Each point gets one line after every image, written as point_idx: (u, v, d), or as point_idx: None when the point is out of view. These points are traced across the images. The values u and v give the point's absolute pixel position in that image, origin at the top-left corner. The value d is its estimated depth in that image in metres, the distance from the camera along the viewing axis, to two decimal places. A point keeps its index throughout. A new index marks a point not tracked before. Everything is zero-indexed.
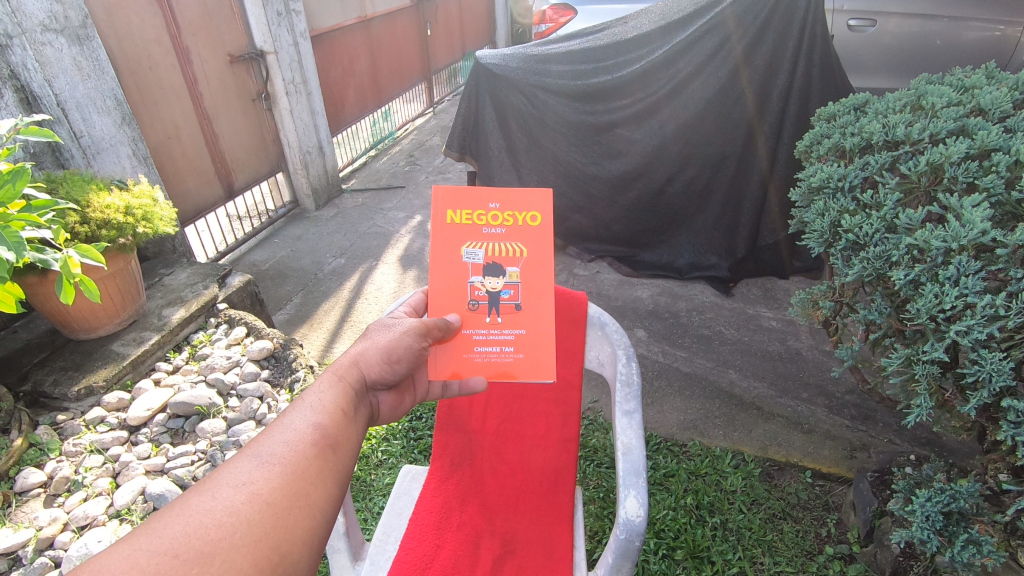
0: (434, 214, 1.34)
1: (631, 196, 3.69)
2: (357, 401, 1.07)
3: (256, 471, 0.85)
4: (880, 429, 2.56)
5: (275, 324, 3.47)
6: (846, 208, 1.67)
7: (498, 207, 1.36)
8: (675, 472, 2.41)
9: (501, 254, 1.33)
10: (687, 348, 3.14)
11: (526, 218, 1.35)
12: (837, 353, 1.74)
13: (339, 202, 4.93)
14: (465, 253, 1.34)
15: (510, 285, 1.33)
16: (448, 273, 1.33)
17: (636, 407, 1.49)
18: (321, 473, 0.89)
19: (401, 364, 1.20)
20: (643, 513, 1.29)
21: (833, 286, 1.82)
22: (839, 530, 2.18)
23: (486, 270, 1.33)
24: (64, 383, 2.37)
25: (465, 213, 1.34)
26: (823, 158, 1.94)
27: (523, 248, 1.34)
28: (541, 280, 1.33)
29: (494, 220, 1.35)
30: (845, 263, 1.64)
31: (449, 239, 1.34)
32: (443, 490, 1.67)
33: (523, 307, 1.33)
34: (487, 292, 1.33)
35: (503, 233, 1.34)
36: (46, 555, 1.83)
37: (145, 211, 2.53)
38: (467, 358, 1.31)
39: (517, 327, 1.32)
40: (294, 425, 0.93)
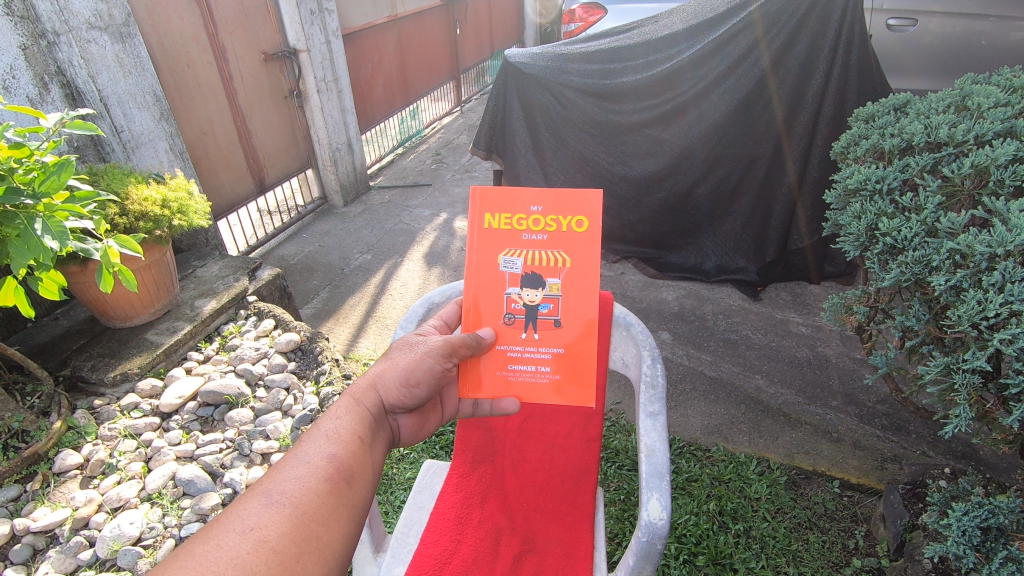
0: (472, 219, 1.35)
1: (658, 197, 3.65)
2: (375, 425, 1.11)
3: (264, 515, 0.87)
4: (913, 441, 2.49)
5: (302, 318, 3.53)
6: (883, 211, 1.63)
7: (541, 210, 1.34)
8: (698, 478, 2.38)
9: (541, 264, 1.32)
10: (712, 351, 3.10)
11: (571, 223, 1.32)
12: (871, 359, 1.68)
13: (366, 199, 4.99)
14: (503, 262, 1.34)
15: (549, 299, 1.33)
16: (485, 284, 1.35)
17: (661, 409, 1.47)
18: (332, 512, 0.92)
19: (420, 387, 1.21)
20: (666, 516, 1.27)
21: (867, 291, 1.77)
22: (867, 543, 2.12)
23: (525, 281, 1.33)
24: (101, 368, 2.45)
25: (504, 218, 1.34)
26: (859, 159, 1.88)
27: (565, 257, 1.32)
28: (580, 293, 1.33)
29: (536, 224, 1.33)
30: (881, 266, 1.59)
31: (487, 245, 1.34)
32: (464, 486, 1.67)
33: (563, 322, 1.33)
34: (524, 305, 1.33)
35: (545, 239, 1.33)
36: (81, 535, 1.88)
37: (181, 204, 2.60)
38: (503, 376, 1.34)
39: (555, 345, 1.33)
40: (307, 459, 0.96)
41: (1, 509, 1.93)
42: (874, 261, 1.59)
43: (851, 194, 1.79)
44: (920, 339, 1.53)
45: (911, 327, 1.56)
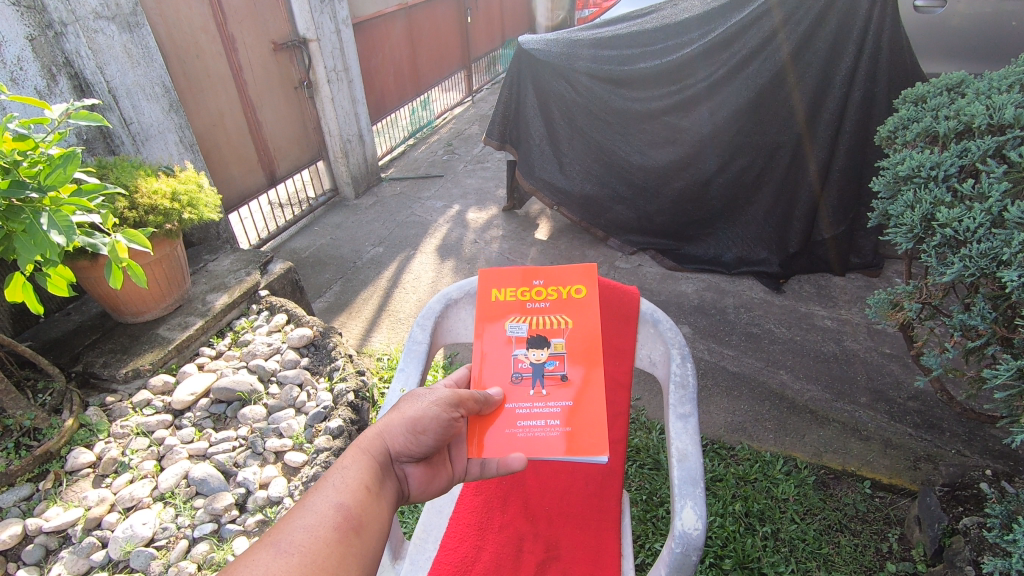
0: (480, 294, 1.50)
1: (676, 187, 3.55)
2: (381, 475, 1.01)
3: (273, 564, 0.80)
4: (947, 439, 2.40)
5: (315, 312, 3.49)
6: (940, 199, 1.53)
7: (542, 284, 1.50)
8: (722, 477, 2.30)
9: (546, 326, 1.42)
10: (734, 346, 3.00)
11: (569, 292, 1.47)
12: (924, 360, 1.59)
13: (378, 191, 4.93)
14: (509, 327, 1.43)
15: (555, 356, 1.38)
16: (492, 346, 1.40)
17: (692, 410, 1.40)
18: (343, 562, 0.85)
19: (428, 435, 1.10)
20: (702, 527, 1.20)
21: (919, 287, 1.65)
22: (902, 547, 2.04)
23: (530, 342, 1.40)
24: (113, 364, 2.42)
25: (509, 292, 1.49)
26: (909, 144, 1.77)
27: (567, 320, 1.43)
28: (583, 350, 1.39)
29: (538, 295, 1.48)
30: (940, 260, 1.51)
31: (494, 314, 1.45)
32: (484, 489, 1.61)
33: (569, 377, 1.35)
34: (531, 364, 1.37)
35: (547, 306, 1.46)
36: (93, 535, 1.85)
37: (191, 197, 2.55)
38: (510, 434, 1.26)
39: (564, 399, 1.31)
40: (316, 507, 0.89)
41: (13, 508, 1.91)
42: (930, 254, 1.50)
43: (902, 180, 1.68)
44: (986, 339, 1.45)
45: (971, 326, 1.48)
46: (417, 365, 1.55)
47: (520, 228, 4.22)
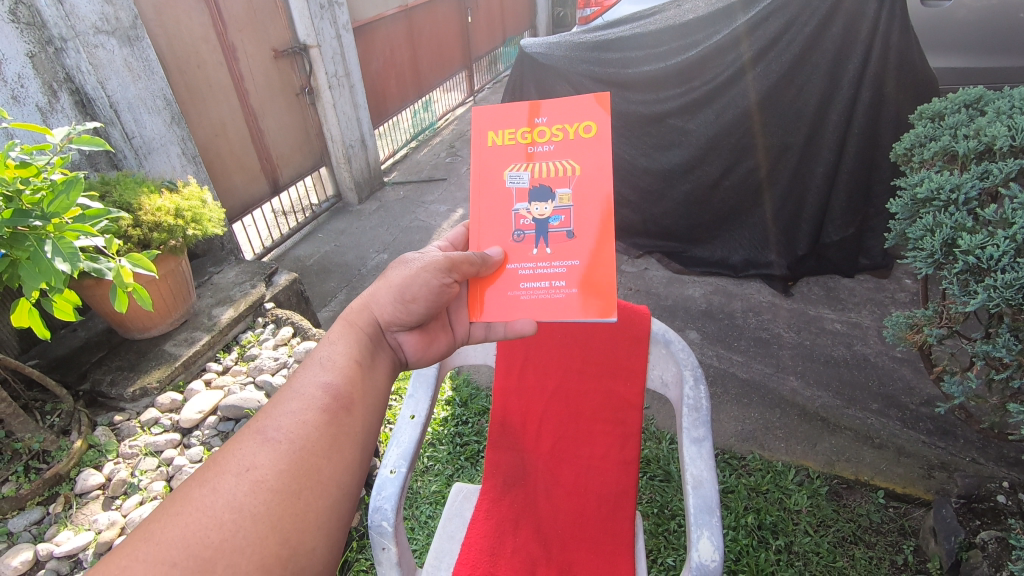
0: (476, 137, 1.30)
1: (682, 190, 3.52)
2: (369, 345, 1.07)
3: (261, 453, 0.86)
4: (961, 447, 2.37)
5: (320, 321, 3.48)
6: (962, 223, 1.50)
7: (546, 121, 1.29)
8: (734, 488, 2.28)
9: (550, 174, 1.26)
10: (743, 352, 2.98)
11: (579, 129, 1.27)
12: (948, 389, 1.59)
13: (381, 195, 4.91)
14: (510, 177, 1.28)
15: (560, 211, 1.25)
16: (493, 201, 1.29)
17: (706, 434, 1.40)
18: (330, 443, 0.90)
19: (417, 303, 1.14)
20: (719, 558, 1.20)
21: (939, 311, 1.64)
22: (917, 559, 2.02)
23: (533, 194, 1.27)
24: (120, 383, 2.41)
25: (509, 134, 1.30)
26: (927, 163, 1.74)
27: (575, 166, 1.26)
28: (590, 205, 1.25)
29: (543, 135, 1.28)
30: (963, 288, 1.48)
31: (493, 163, 1.29)
32: (495, 512, 1.60)
33: (576, 234, 1.25)
34: (534, 220, 1.26)
35: (552, 149, 1.27)
36: (105, 559, 1.85)
37: (194, 212, 2.54)
38: (514, 297, 1.24)
39: (569, 258, 1.24)
40: (302, 391, 0.94)
41: (25, 533, 1.91)
42: (952, 281, 1.48)
43: (920, 202, 1.65)
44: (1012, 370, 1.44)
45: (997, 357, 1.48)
46: (426, 391, 1.55)
47: None
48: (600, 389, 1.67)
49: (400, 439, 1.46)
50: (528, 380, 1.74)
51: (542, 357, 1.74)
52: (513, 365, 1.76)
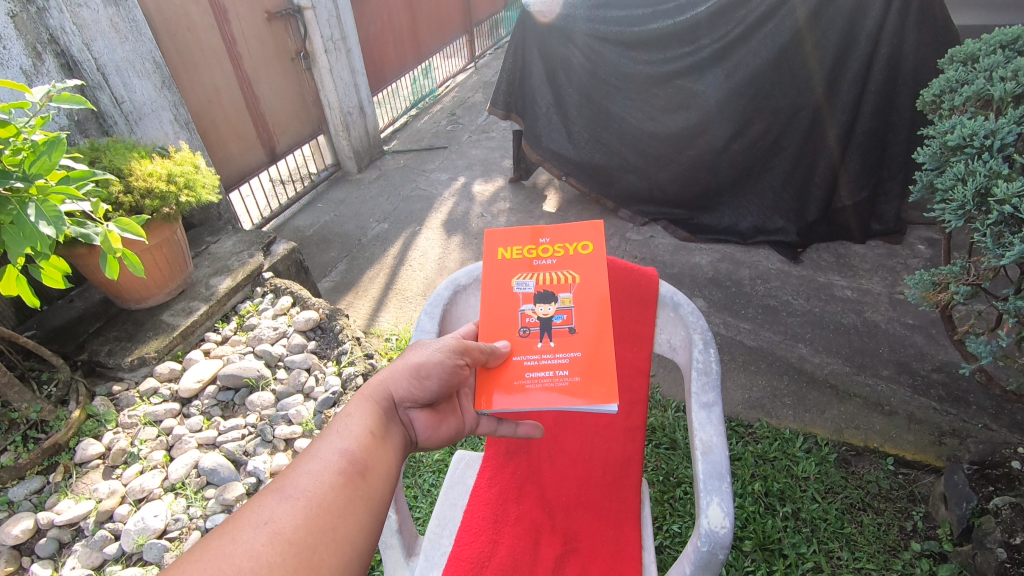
0: (484, 253, 1.38)
1: (690, 155, 3.41)
2: (386, 419, 0.99)
3: (279, 508, 0.77)
4: (973, 413, 2.33)
5: (321, 292, 3.43)
6: (996, 172, 1.42)
7: (548, 241, 1.38)
8: (741, 456, 2.24)
9: (552, 282, 1.32)
10: (751, 319, 2.92)
11: (577, 248, 1.37)
12: (972, 347, 1.54)
13: (381, 164, 4.80)
14: (516, 284, 1.33)
15: (564, 310, 1.29)
16: (499, 301, 1.31)
17: (715, 399, 1.35)
18: (350, 504, 0.82)
19: (431, 380, 1.09)
20: (729, 524, 1.16)
21: (968, 267, 1.57)
22: (927, 525, 1.99)
23: (538, 297, 1.30)
24: (118, 353, 2.38)
25: (514, 250, 1.38)
26: (958, 109, 1.65)
27: (575, 275, 1.33)
28: (591, 304, 1.29)
29: (545, 252, 1.36)
30: (996, 239, 1.42)
31: (499, 272, 1.35)
32: (498, 480, 1.57)
33: (578, 330, 1.26)
34: (539, 318, 1.28)
35: (553, 263, 1.35)
36: (106, 528, 1.84)
37: (187, 178, 2.47)
38: (519, 385, 1.19)
39: (571, 350, 1.23)
40: (320, 452, 0.86)
41: (25, 502, 1.90)
42: (985, 233, 1.41)
43: (951, 150, 1.59)
44: None
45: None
46: None
47: (528, 200, 4.11)
48: None
49: None
50: None
51: None
52: None
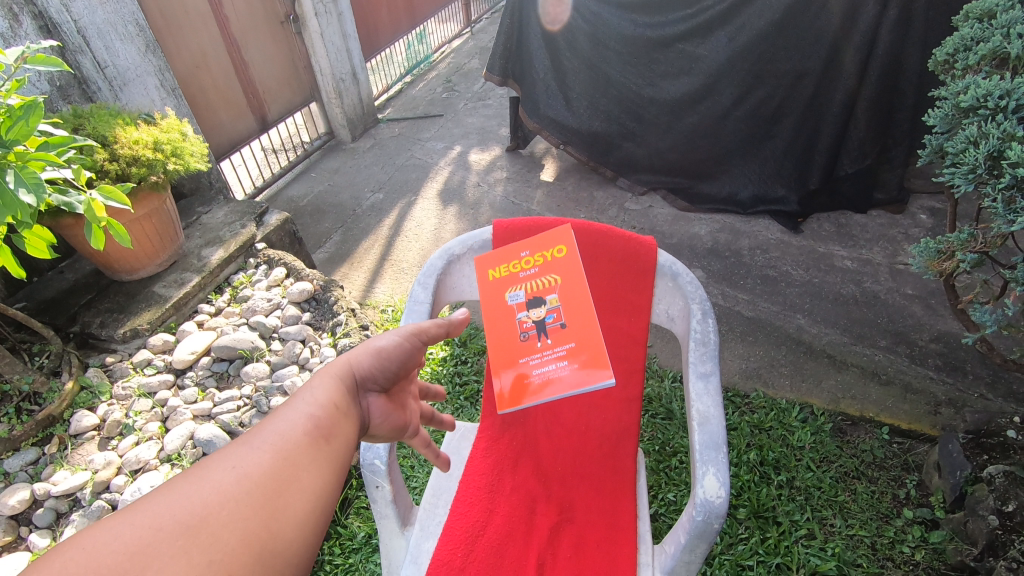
0: (478, 276, 1.60)
1: (690, 122, 3.34)
2: (354, 393, 0.93)
3: (246, 460, 0.75)
4: (970, 383, 2.33)
5: (315, 263, 3.39)
6: (1010, 134, 1.38)
7: (529, 253, 1.58)
8: (737, 426, 2.25)
9: (539, 288, 1.57)
10: (749, 290, 2.89)
11: (553, 254, 1.57)
12: (976, 317, 1.53)
13: (375, 133, 4.70)
14: (509, 297, 1.59)
15: (552, 310, 1.58)
16: (497, 314, 1.60)
17: (713, 369, 1.34)
18: (313, 460, 0.79)
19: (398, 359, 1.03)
20: (725, 494, 1.16)
21: (975, 233, 1.54)
22: (919, 493, 2.00)
23: (529, 304, 1.58)
24: (110, 325, 2.36)
25: (503, 269, 1.58)
26: (971, 69, 1.60)
27: (556, 278, 1.57)
28: (575, 301, 1.56)
29: (528, 264, 1.57)
30: (1007, 203, 1.39)
31: (494, 291, 1.59)
32: (494, 451, 1.56)
33: (567, 324, 1.56)
34: (533, 322, 1.58)
35: (537, 271, 1.57)
36: (103, 498, 1.84)
37: (174, 146, 2.40)
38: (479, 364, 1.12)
39: (567, 342, 1.56)
40: (290, 415, 0.82)
41: (21, 473, 1.90)
42: (996, 199, 1.38)
43: (963, 112, 1.54)
44: None
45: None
46: None
47: (525, 169, 4.03)
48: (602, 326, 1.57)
49: None
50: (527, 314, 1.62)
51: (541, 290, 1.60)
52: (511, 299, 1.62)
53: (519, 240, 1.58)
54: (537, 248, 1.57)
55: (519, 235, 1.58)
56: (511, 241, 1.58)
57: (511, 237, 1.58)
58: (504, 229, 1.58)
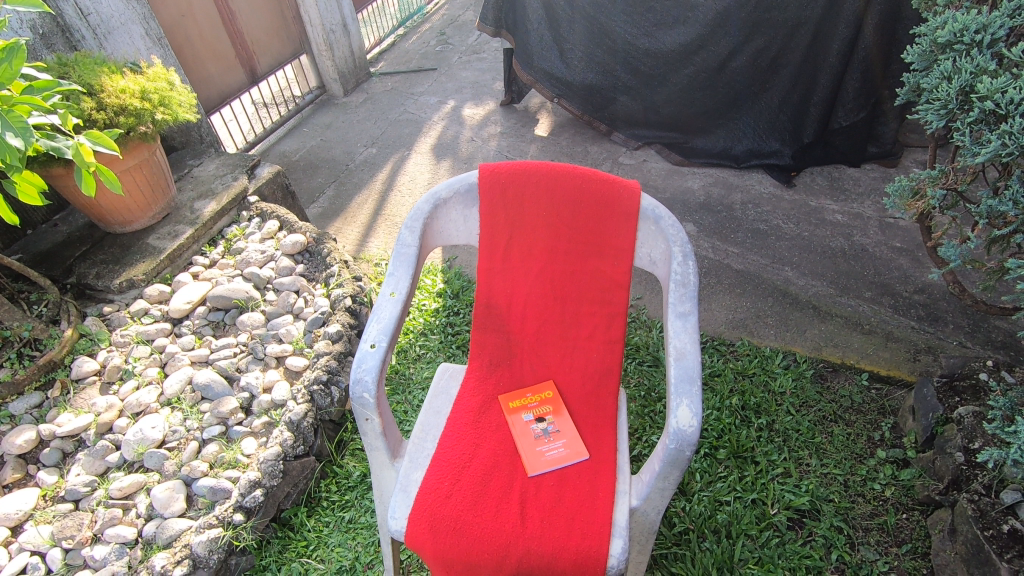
0: (483, 206, 1.63)
1: (686, 74, 3.27)
2: None
3: None
4: (950, 331, 2.38)
5: (309, 218, 3.40)
6: (982, 69, 1.44)
7: (536, 188, 1.61)
8: (721, 372, 2.31)
9: (542, 225, 1.63)
10: (740, 243, 2.91)
11: (559, 192, 1.60)
12: (943, 252, 1.58)
13: (368, 87, 4.62)
14: (512, 231, 1.64)
15: (552, 248, 1.64)
16: (501, 247, 1.66)
17: (692, 309, 1.38)
18: None
19: None
20: (697, 423, 1.23)
21: (945, 170, 1.61)
22: (893, 435, 2.08)
23: (530, 240, 1.65)
24: (106, 275, 2.38)
25: (507, 201, 1.62)
26: (953, 5, 1.63)
27: (558, 218, 1.61)
28: (573, 241, 1.62)
29: (533, 199, 1.61)
30: (975, 137, 1.46)
31: (498, 224, 1.64)
32: (482, 390, 1.62)
33: (565, 263, 1.64)
34: (533, 259, 1.65)
35: (541, 207, 1.62)
36: (106, 438, 1.91)
37: (161, 95, 2.38)
38: None
39: (562, 279, 1.65)
40: None
41: (26, 415, 1.97)
42: (965, 132, 1.44)
43: (939, 47, 1.58)
44: (1015, 226, 1.44)
45: (1001, 213, 1.47)
46: (407, 269, 1.51)
47: (519, 124, 3.99)
48: (586, 270, 1.63)
49: (380, 315, 1.43)
50: (513, 259, 1.66)
51: (528, 234, 1.64)
52: (497, 244, 1.66)
53: (503, 183, 1.61)
54: (523, 192, 1.61)
55: (504, 178, 1.61)
56: (496, 185, 1.61)
57: (496, 181, 1.61)
58: (489, 173, 1.61)
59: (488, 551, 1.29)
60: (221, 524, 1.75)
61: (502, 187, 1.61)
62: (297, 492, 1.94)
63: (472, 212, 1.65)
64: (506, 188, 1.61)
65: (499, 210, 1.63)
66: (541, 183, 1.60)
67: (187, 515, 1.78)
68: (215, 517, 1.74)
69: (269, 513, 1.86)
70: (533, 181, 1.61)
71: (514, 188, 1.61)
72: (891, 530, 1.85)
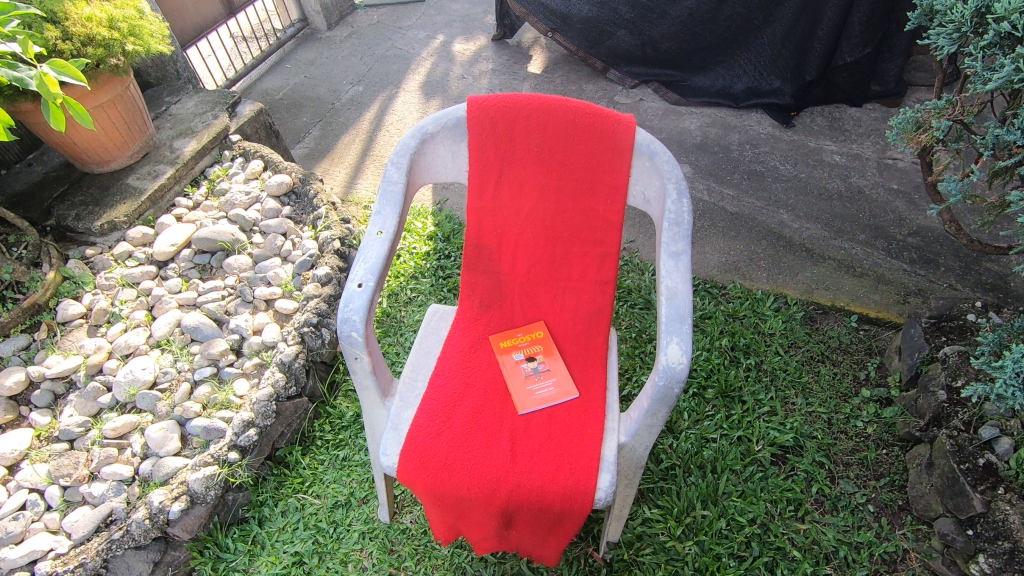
0: (472, 141, 1.57)
1: (686, 5, 3.10)
2: None
3: None
4: (941, 274, 2.38)
5: (294, 159, 3.29)
6: None
7: (528, 122, 1.55)
8: (712, 314, 2.32)
9: (534, 160, 1.58)
10: (735, 185, 2.86)
11: (552, 126, 1.54)
12: (943, 187, 1.54)
13: (353, 20, 4.38)
14: (502, 168, 1.59)
15: (544, 186, 1.60)
16: (490, 185, 1.61)
17: (685, 248, 1.36)
18: None
19: None
20: (686, 361, 1.23)
21: (953, 100, 1.56)
22: (878, 374, 2.12)
23: (521, 177, 1.60)
24: (86, 217, 2.32)
25: (497, 135, 1.56)
26: None
27: (551, 154, 1.56)
28: (566, 178, 1.58)
29: (525, 133, 1.56)
30: (986, 64, 1.40)
31: (488, 160, 1.58)
32: (473, 330, 1.62)
33: (557, 201, 1.60)
34: (524, 198, 1.61)
35: (533, 142, 1.56)
36: (97, 380, 1.92)
37: (131, 24, 2.25)
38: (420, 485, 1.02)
39: (553, 218, 1.61)
40: None
41: (14, 357, 1.96)
42: (977, 57, 1.39)
43: None
44: (1018, 158, 1.40)
45: (1007, 143, 1.44)
46: (394, 207, 1.46)
47: (511, 60, 3.82)
48: (578, 209, 1.60)
49: (367, 254, 1.40)
50: (504, 197, 1.62)
51: (519, 171, 1.60)
52: (487, 181, 1.61)
53: (493, 117, 1.54)
54: (515, 127, 1.55)
55: (494, 112, 1.54)
56: (486, 119, 1.54)
57: (485, 114, 1.54)
58: (478, 106, 1.54)
59: (480, 485, 1.31)
60: (216, 462, 1.77)
61: (492, 121, 1.55)
62: (291, 431, 1.96)
63: (461, 148, 1.59)
64: (496, 122, 1.55)
65: (488, 145, 1.57)
66: (533, 118, 1.54)
67: (183, 454, 1.80)
68: (210, 456, 1.76)
69: (263, 452, 1.88)
70: (524, 115, 1.54)
71: (505, 121, 1.55)
72: (871, 465, 1.91)
